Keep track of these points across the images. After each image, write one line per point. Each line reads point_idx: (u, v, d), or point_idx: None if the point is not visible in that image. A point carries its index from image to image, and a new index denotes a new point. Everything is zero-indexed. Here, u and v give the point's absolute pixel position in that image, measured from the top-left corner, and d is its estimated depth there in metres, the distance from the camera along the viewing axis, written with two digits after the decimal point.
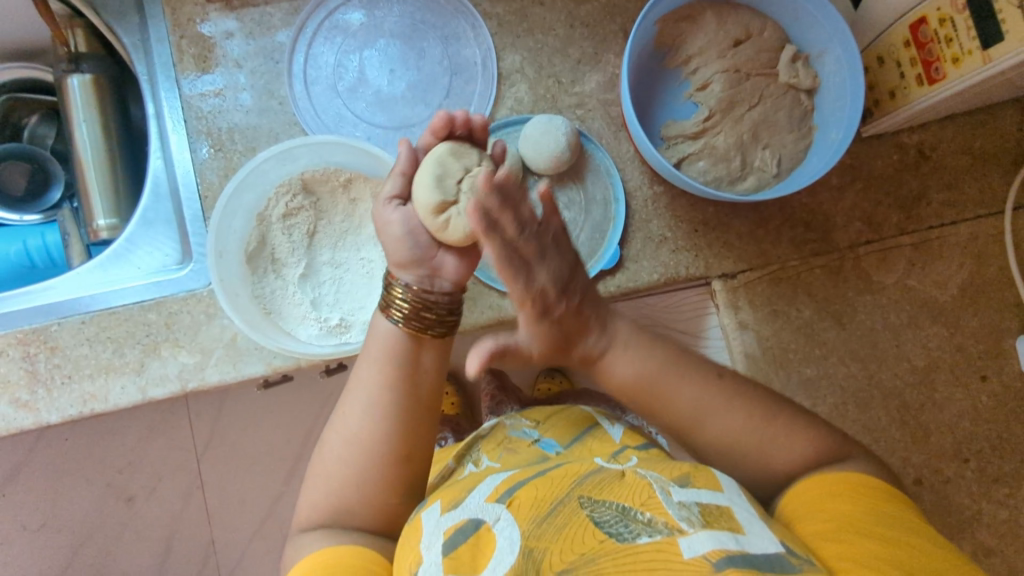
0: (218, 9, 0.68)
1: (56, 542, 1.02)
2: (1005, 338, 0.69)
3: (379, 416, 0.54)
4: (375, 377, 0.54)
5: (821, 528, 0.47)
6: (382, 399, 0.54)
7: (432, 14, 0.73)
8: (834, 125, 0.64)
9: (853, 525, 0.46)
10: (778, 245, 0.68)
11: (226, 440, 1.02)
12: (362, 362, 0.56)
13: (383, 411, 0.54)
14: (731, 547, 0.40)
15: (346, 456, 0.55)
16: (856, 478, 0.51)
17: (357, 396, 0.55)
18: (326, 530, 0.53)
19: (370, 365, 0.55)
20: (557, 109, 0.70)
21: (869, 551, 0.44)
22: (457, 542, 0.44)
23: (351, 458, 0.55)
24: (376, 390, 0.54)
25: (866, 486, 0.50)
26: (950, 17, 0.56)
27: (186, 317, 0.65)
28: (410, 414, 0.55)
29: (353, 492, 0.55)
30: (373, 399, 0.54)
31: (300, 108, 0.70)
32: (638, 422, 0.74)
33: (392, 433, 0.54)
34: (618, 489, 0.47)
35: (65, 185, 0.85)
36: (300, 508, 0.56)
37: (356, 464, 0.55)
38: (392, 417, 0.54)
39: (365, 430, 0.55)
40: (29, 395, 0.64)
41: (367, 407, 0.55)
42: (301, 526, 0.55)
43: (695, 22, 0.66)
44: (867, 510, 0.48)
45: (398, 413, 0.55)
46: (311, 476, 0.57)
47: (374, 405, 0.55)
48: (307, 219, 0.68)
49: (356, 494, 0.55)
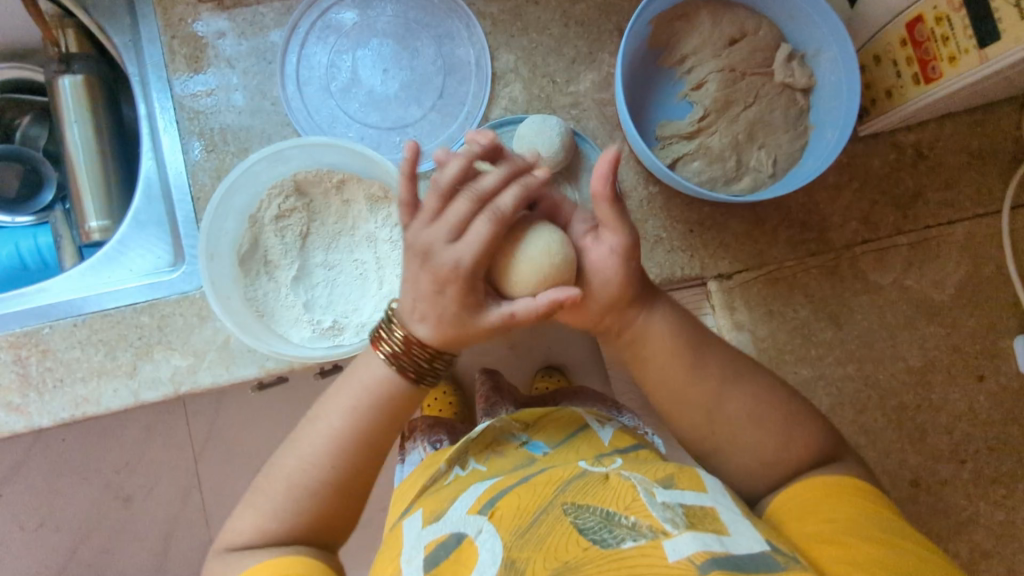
0: (210, 9, 0.68)
1: (53, 543, 1.01)
2: (1001, 339, 0.69)
3: (337, 455, 0.56)
4: (347, 405, 0.56)
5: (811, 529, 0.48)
6: (345, 438, 0.56)
7: (426, 14, 0.73)
8: (830, 125, 0.64)
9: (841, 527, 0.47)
10: (773, 245, 0.68)
11: (223, 441, 1.01)
12: (337, 389, 0.58)
13: (343, 450, 0.56)
14: (715, 549, 0.40)
15: (301, 478, 0.56)
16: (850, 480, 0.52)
17: (321, 432, 0.57)
18: (269, 548, 0.54)
19: (344, 390, 0.57)
20: (552, 109, 0.69)
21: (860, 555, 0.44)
22: (439, 558, 0.45)
23: (304, 480, 0.56)
24: (339, 429, 0.56)
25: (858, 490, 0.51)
26: (947, 16, 0.55)
27: (179, 319, 0.65)
28: (369, 454, 0.57)
29: (294, 516, 0.56)
30: (334, 433, 0.56)
31: (293, 108, 0.69)
32: (633, 423, 0.72)
33: (353, 460, 0.57)
34: (602, 493, 0.47)
35: (57, 186, 0.84)
36: (233, 528, 0.57)
37: (311, 487, 0.56)
38: (352, 454, 0.57)
39: (329, 458, 0.56)
40: (21, 399, 0.64)
41: (329, 435, 0.56)
42: (234, 544, 0.56)
43: (690, 20, 0.65)
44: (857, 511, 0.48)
45: (357, 455, 0.57)
46: (252, 495, 0.57)
47: (337, 434, 0.56)
48: (300, 221, 0.68)
49: (300, 515, 0.56)
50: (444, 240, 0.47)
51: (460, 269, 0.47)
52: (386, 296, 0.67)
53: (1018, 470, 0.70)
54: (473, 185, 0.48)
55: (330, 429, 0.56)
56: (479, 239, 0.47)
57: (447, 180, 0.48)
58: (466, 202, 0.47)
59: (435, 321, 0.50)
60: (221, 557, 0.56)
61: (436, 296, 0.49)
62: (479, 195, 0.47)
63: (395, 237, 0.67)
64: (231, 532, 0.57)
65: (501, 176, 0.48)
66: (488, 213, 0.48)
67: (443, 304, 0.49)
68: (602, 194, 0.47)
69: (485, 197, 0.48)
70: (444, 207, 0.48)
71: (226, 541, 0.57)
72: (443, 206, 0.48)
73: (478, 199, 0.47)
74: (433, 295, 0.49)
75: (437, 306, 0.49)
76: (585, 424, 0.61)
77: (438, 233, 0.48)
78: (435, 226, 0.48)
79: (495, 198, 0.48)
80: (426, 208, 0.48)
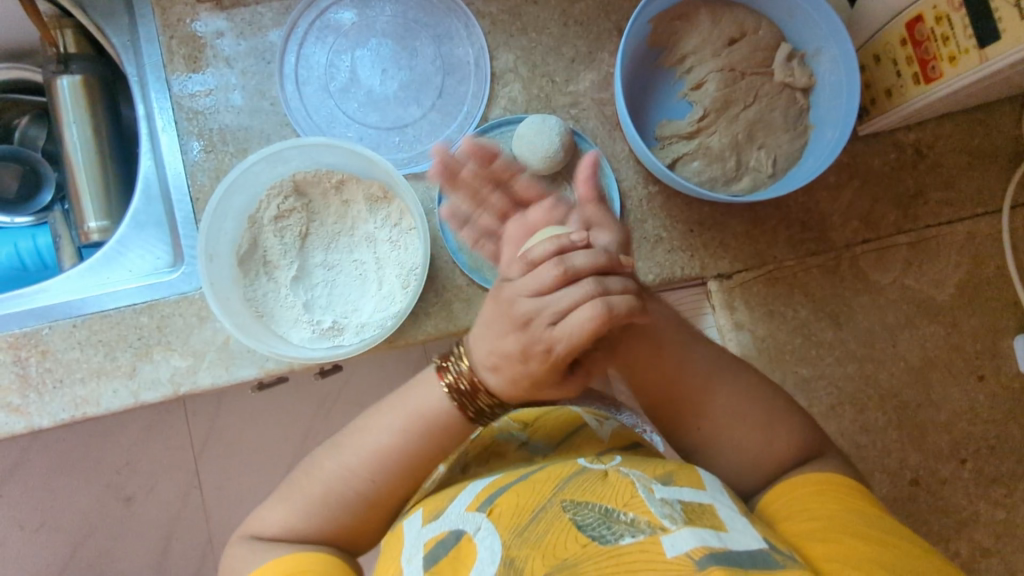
0: (208, 9, 0.68)
1: (53, 543, 1.01)
2: (1002, 338, 0.69)
3: (380, 471, 0.57)
4: (395, 425, 0.57)
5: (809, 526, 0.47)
6: (391, 456, 0.57)
7: (425, 14, 0.73)
8: (829, 124, 0.64)
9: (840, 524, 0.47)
10: (773, 245, 0.68)
11: (223, 440, 1.01)
12: (386, 408, 0.58)
13: (387, 468, 0.57)
14: (713, 544, 0.40)
15: (339, 486, 0.57)
16: (847, 482, 0.52)
17: (368, 448, 0.57)
18: (292, 543, 0.55)
19: (394, 411, 0.57)
20: (551, 108, 0.69)
21: (850, 550, 0.43)
22: (439, 557, 0.44)
23: (342, 488, 0.57)
24: (386, 446, 0.57)
25: (855, 491, 0.51)
26: (946, 15, 0.55)
27: (178, 319, 0.65)
28: (412, 473, 0.58)
29: (326, 520, 0.57)
30: (381, 450, 0.57)
31: (292, 109, 0.69)
32: (632, 422, 0.71)
33: (395, 478, 0.57)
34: (601, 490, 0.47)
35: (56, 186, 0.84)
36: (258, 520, 0.58)
37: (348, 497, 0.57)
38: (393, 472, 0.57)
39: (372, 472, 0.57)
40: (21, 399, 0.64)
41: (375, 449, 0.57)
42: (259, 534, 0.57)
43: (689, 20, 0.65)
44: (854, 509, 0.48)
45: (399, 474, 0.57)
46: (285, 491, 0.58)
47: (383, 451, 0.57)
48: (299, 221, 0.68)
49: (330, 520, 0.57)
50: (541, 320, 0.44)
51: (550, 355, 0.45)
52: (386, 296, 0.67)
53: (1018, 469, 0.70)
54: (565, 256, 0.44)
55: (376, 446, 0.57)
56: (582, 335, 0.43)
57: (548, 258, 0.44)
58: (580, 291, 0.43)
59: (508, 380, 0.49)
60: (243, 545, 0.56)
61: (517, 362, 0.47)
62: (596, 290, 0.43)
63: (394, 237, 0.67)
64: (259, 521, 0.58)
65: (596, 256, 0.44)
66: (598, 305, 0.42)
67: (526, 371, 0.47)
68: (588, 195, 0.49)
69: (576, 276, 0.43)
70: (553, 284, 0.43)
71: (250, 530, 0.58)
72: (551, 287, 0.43)
73: (592, 287, 0.43)
74: (516, 360, 0.47)
75: (516, 369, 0.48)
76: (583, 424, 0.60)
77: (540, 311, 0.44)
78: (530, 298, 0.44)
79: (608, 290, 0.43)
80: (529, 278, 0.44)
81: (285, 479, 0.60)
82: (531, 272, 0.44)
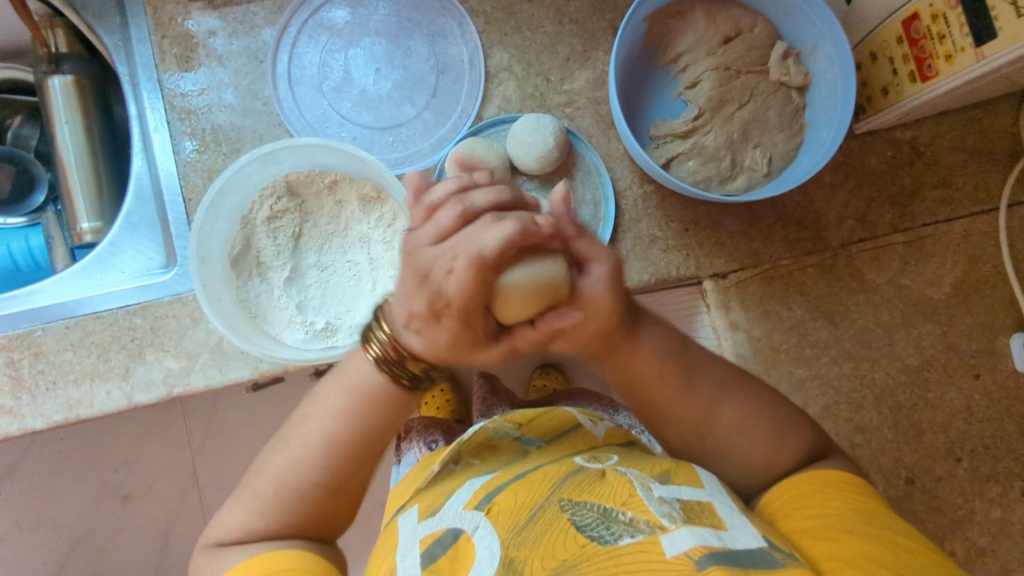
0: (200, 8, 0.67)
1: (51, 542, 1.01)
2: (998, 337, 0.69)
3: (331, 459, 0.56)
4: (338, 407, 0.55)
5: (807, 524, 0.48)
6: (336, 441, 0.56)
7: (418, 12, 0.72)
8: (825, 123, 0.63)
9: (838, 522, 0.46)
10: (769, 244, 0.67)
11: (220, 439, 1.01)
12: (326, 387, 0.57)
13: (334, 455, 0.56)
14: (712, 543, 0.40)
15: (292, 480, 0.57)
16: (842, 474, 0.52)
17: (315, 437, 0.56)
18: (253, 544, 0.56)
19: (336, 389, 0.56)
20: (546, 107, 0.68)
21: (855, 548, 0.44)
22: (436, 555, 0.44)
23: (296, 482, 0.57)
24: (330, 432, 0.56)
25: (851, 484, 0.51)
26: (943, 13, 0.55)
27: (171, 321, 0.65)
28: (356, 454, 0.57)
29: (285, 514, 0.57)
30: (326, 439, 0.56)
31: (285, 108, 0.69)
32: (629, 424, 0.70)
33: (345, 463, 0.57)
34: (599, 489, 0.46)
35: (49, 187, 0.84)
36: (221, 523, 0.58)
37: (302, 489, 0.57)
38: (341, 458, 0.57)
39: (321, 460, 0.56)
40: (14, 401, 0.63)
41: (321, 436, 0.56)
42: (220, 541, 0.57)
43: (684, 18, 0.65)
44: (852, 507, 0.48)
45: (346, 459, 0.57)
46: (241, 492, 0.59)
47: (328, 437, 0.56)
48: (292, 222, 0.67)
49: (303, 515, 0.57)
50: (451, 265, 0.39)
51: (455, 306, 0.40)
52: (380, 297, 0.66)
53: (1014, 468, 0.69)
54: (466, 195, 0.40)
55: (320, 436, 0.56)
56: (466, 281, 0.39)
57: (452, 199, 0.40)
58: (455, 219, 0.39)
59: (429, 342, 0.45)
60: (207, 554, 0.57)
61: (430, 321, 0.43)
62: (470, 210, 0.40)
63: (388, 238, 0.67)
64: (220, 527, 0.58)
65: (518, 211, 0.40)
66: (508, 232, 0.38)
67: (442, 331, 0.43)
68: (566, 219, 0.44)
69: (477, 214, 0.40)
70: (451, 225, 0.39)
71: (216, 534, 0.58)
72: (451, 229, 0.39)
73: (486, 220, 0.39)
74: (428, 320, 0.43)
75: (432, 330, 0.43)
76: (579, 424, 0.60)
77: (439, 260, 0.39)
78: (433, 246, 0.40)
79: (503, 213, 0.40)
80: (431, 224, 0.40)
81: (242, 481, 0.60)
82: (433, 216, 0.40)
